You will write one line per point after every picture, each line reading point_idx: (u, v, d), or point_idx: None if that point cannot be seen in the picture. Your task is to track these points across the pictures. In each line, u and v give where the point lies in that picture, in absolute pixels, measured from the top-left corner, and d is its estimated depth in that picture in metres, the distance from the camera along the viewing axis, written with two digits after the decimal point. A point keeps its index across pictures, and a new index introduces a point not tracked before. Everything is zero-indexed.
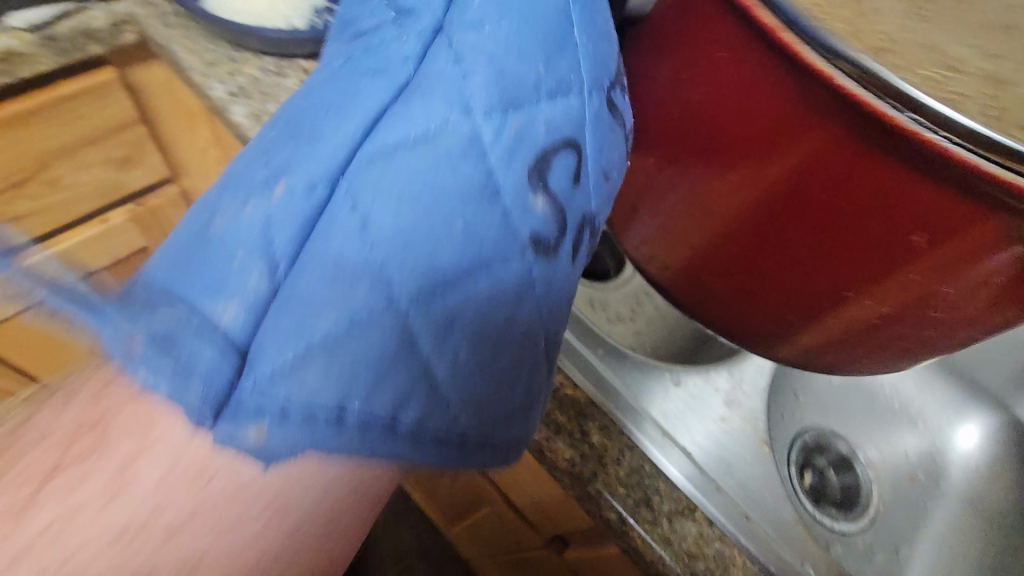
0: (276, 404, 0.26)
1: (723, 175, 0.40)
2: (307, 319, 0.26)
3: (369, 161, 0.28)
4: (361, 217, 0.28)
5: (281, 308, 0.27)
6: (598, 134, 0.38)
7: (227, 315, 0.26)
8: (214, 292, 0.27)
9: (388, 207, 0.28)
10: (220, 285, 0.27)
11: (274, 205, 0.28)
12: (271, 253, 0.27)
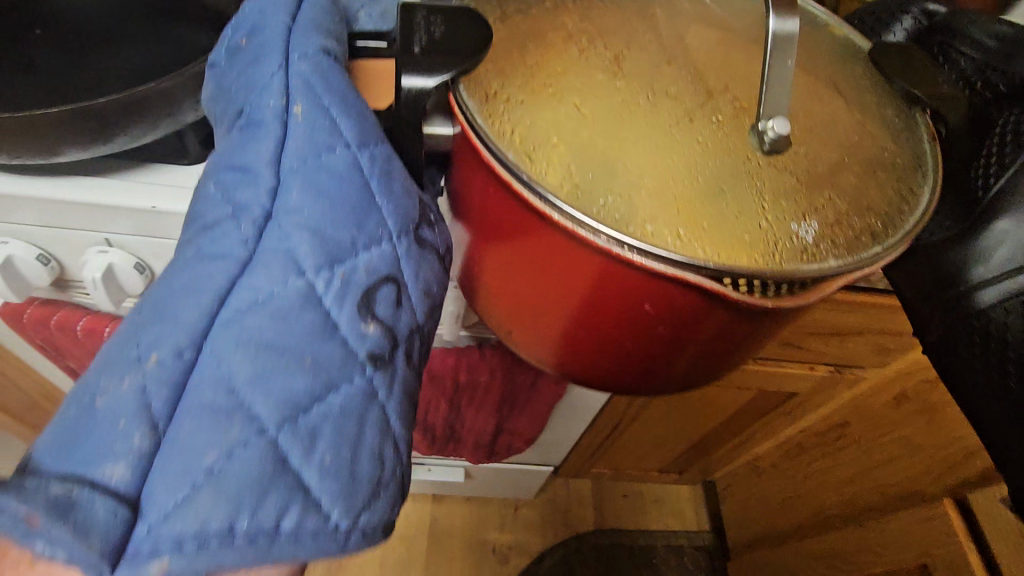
0: (174, 545, 0.17)
1: (547, 263, 0.25)
2: (191, 452, 0.18)
3: (234, 319, 0.20)
4: (337, 332, 0.22)
5: (172, 519, 0.17)
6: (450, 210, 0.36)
7: (121, 465, 0.17)
8: (184, 441, 0.18)
9: (319, 314, 0.21)
10: (171, 431, 0.18)
11: (149, 370, 0.19)
12: (205, 475, 0.18)
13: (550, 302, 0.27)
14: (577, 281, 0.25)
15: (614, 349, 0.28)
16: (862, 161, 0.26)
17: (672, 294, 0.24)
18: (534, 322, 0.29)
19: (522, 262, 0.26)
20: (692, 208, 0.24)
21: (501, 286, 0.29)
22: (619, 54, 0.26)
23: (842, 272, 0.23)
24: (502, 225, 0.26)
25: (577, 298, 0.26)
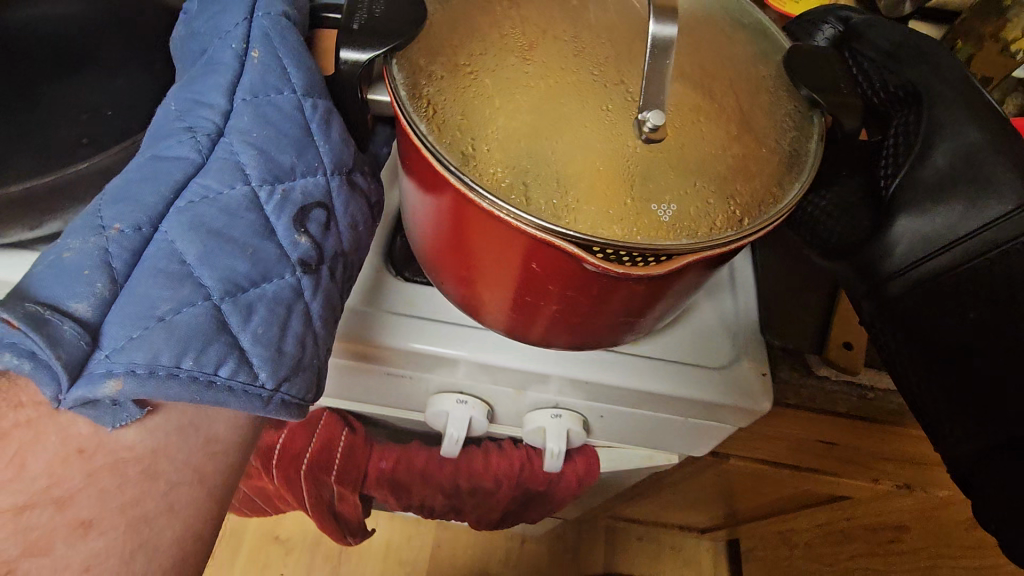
0: (128, 368, 0.24)
1: (457, 212, 0.31)
2: (143, 297, 0.25)
3: (189, 208, 0.27)
4: (271, 233, 0.28)
5: (126, 349, 0.24)
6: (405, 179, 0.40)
7: (85, 301, 0.24)
8: (149, 300, 0.25)
9: (258, 218, 0.28)
10: (138, 284, 0.25)
11: (112, 238, 0.26)
12: (158, 320, 0.25)
13: (467, 247, 0.33)
14: (478, 229, 0.31)
15: (521, 291, 0.33)
16: (742, 151, 0.30)
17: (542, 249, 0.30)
18: (461, 266, 0.35)
19: (443, 211, 0.32)
20: (571, 182, 0.28)
21: (435, 235, 0.35)
22: (535, 40, 0.30)
23: (696, 254, 0.27)
24: (425, 178, 0.32)
25: (503, 259, 0.32)
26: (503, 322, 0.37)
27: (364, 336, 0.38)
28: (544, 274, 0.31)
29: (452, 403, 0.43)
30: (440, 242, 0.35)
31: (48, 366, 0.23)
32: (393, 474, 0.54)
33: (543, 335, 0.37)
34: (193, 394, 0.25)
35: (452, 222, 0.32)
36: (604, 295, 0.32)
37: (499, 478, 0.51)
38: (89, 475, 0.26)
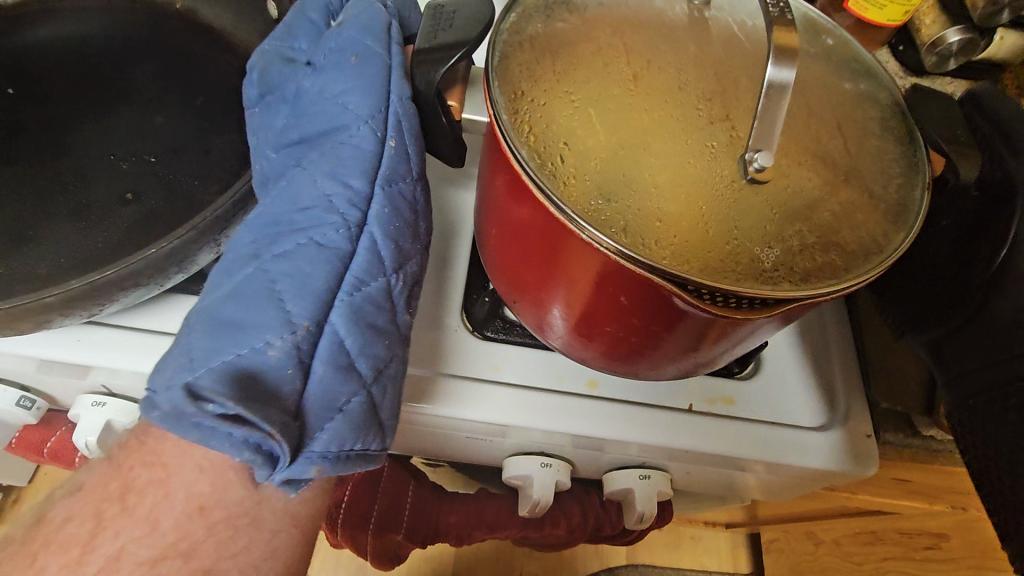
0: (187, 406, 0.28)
1: (544, 229, 0.31)
2: (226, 339, 0.30)
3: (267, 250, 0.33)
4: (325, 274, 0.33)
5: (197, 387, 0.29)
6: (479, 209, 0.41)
7: (188, 338, 0.31)
8: (234, 360, 0.30)
9: (314, 260, 0.33)
10: (225, 346, 0.30)
11: (220, 282, 0.33)
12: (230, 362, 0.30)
13: (547, 264, 0.34)
14: (559, 253, 0.32)
15: (591, 315, 0.35)
16: (847, 191, 0.29)
17: (628, 278, 0.30)
18: (543, 285, 0.35)
19: (529, 230, 0.33)
20: (671, 219, 0.28)
21: (520, 252, 0.35)
22: (639, 70, 0.30)
23: (795, 300, 0.26)
24: (517, 198, 0.32)
25: (605, 293, 0.32)
26: (579, 346, 0.38)
27: (447, 401, 0.41)
28: (619, 303, 0.32)
29: (536, 466, 0.45)
30: (523, 257, 0.35)
31: (151, 399, 0.29)
32: (460, 529, 0.52)
33: (614, 360, 0.38)
34: (258, 445, 0.29)
35: (556, 257, 0.33)
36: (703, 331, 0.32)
37: (571, 526, 0.52)
38: (215, 518, 0.32)
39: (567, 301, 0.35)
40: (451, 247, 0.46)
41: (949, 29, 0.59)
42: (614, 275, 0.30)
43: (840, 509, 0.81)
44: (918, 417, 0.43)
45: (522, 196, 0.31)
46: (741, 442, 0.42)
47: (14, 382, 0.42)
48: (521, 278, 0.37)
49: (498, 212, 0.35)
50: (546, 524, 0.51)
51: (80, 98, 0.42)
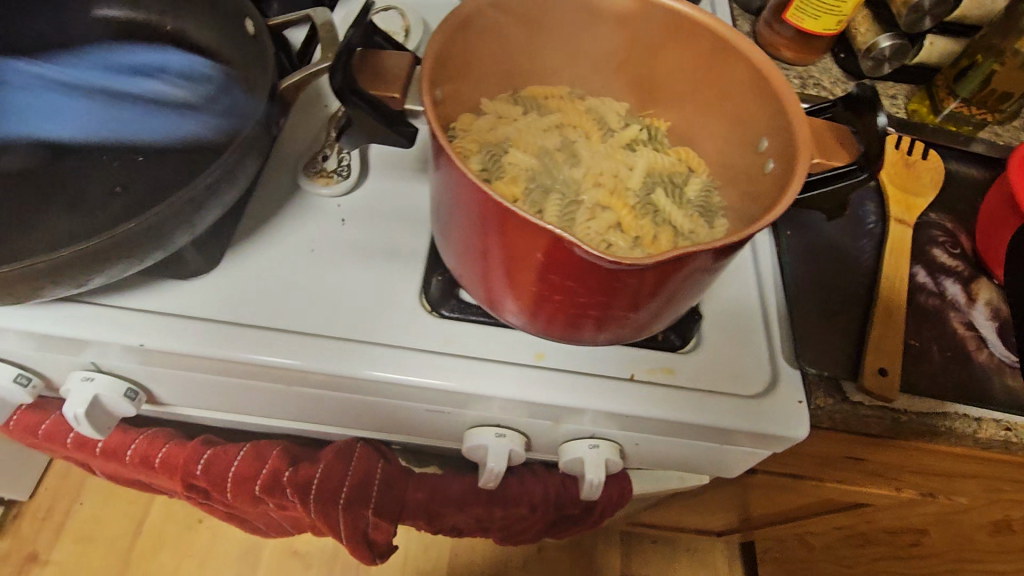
0: None
1: (472, 201, 0.37)
2: None
3: None
4: None
5: None
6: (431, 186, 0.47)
7: None
8: None
9: None
10: None
11: None
12: None
13: (483, 235, 0.39)
14: (489, 223, 0.37)
15: (528, 279, 0.39)
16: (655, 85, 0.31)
17: (542, 240, 0.35)
18: (487, 260, 0.40)
19: (464, 204, 0.38)
20: None
21: (461, 228, 0.40)
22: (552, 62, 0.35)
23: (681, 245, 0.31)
24: (450, 176, 0.37)
25: (534, 257, 0.37)
26: (526, 315, 0.43)
27: (401, 369, 0.45)
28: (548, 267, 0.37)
29: (492, 436, 0.47)
30: (465, 230, 0.40)
31: None
32: (428, 506, 0.54)
33: (555, 323, 0.43)
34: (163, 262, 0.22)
35: (493, 227, 0.37)
36: (622, 286, 0.37)
37: (533, 505, 0.54)
38: None
39: (508, 268, 0.39)
40: (413, 234, 0.50)
41: (881, 35, 0.64)
42: (534, 239, 0.35)
43: (814, 500, 0.84)
44: (845, 384, 0.46)
45: (450, 174, 0.37)
46: (677, 404, 0.46)
47: (13, 363, 0.46)
48: (466, 248, 0.41)
49: (442, 193, 0.40)
50: (508, 502, 0.54)
51: (78, 109, 0.47)
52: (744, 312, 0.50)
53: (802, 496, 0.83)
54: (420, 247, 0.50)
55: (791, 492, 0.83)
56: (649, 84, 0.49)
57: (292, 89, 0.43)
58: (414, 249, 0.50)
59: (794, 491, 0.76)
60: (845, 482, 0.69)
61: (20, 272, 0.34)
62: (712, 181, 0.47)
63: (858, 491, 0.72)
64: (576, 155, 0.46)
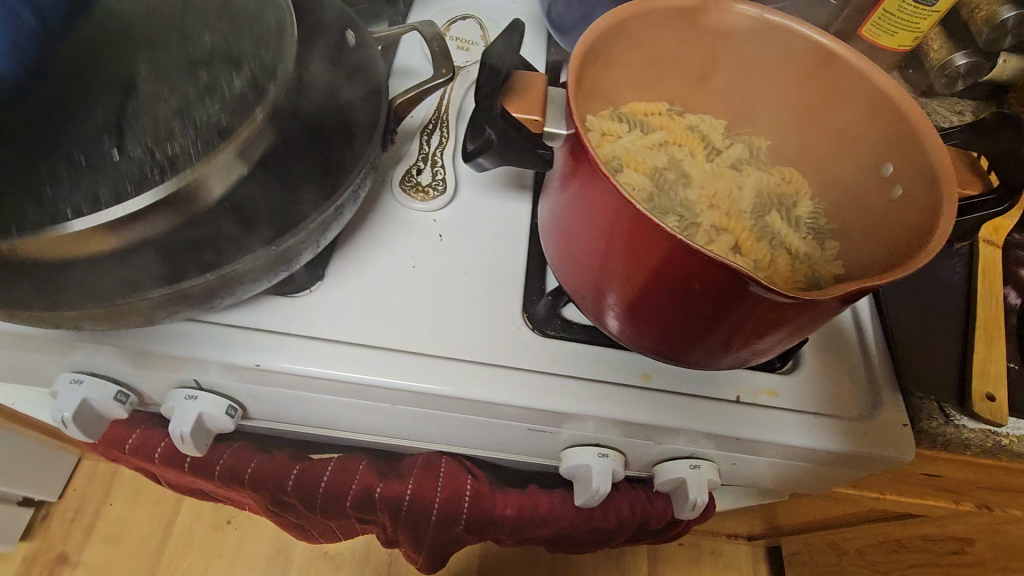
0: None
1: (615, 218, 0.37)
2: None
3: None
4: None
5: None
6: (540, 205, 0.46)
7: None
8: None
9: None
10: None
11: None
12: None
13: (619, 252, 0.39)
14: (630, 240, 0.37)
15: (659, 297, 0.40)
16: None
17: (690, 260, 0.35)
18: (616, 277, 0.41)
19: (604, 222, 0.38)
20: None
21: (594, 243, 0.40)
22: None
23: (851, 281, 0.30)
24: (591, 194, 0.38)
25: (673, 277, 0.37)
26: (643, 334, 0.43)
27: (510, 390, 0.44)
28: (686, 288, 0.37)
29: (594, 456, 0.48)
30: (598, 245, 0.40)
31: None
32: (514, 522, 0.54)
33: (674, 343, 0.43)
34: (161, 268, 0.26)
35: (633, 247, 0.37)
36: (764, 308, 0.37)
37: (620, 521, 0.54)
38: None
39: (638, 284, 0.40)
40: (509, 253, 0.50)
41: (957, 53, 0.64)
42: (680, 260, 0.36)
43: (864, 509, 0.84)
44: (947, 407, 0.47)
45: (592, 192, 0.37)
46: (783, 427, 0.46)
47: (112, 380, 0.46)
48: (593, 263, 0.42)
49: (573, 209, 0.40)
50: (596, 518, 0.54)
51: None
52: (842, 332, 0.50)
53: (852, 506, 0.84)
54: (517, 266, 0.49)
55: (841, 502, 0.84)
56: (752, 105, 0.49)
57: (405, 106, 0.44)
58: (512, 267, 0.49)
59: (851, 502, 0.76)
60: (908, 496, 0.70)
61: (161, 293, 0.33)
62: (819, 203, 0.47)
63: (917, 503, 0.73)
64: (687, 176, 0.45)
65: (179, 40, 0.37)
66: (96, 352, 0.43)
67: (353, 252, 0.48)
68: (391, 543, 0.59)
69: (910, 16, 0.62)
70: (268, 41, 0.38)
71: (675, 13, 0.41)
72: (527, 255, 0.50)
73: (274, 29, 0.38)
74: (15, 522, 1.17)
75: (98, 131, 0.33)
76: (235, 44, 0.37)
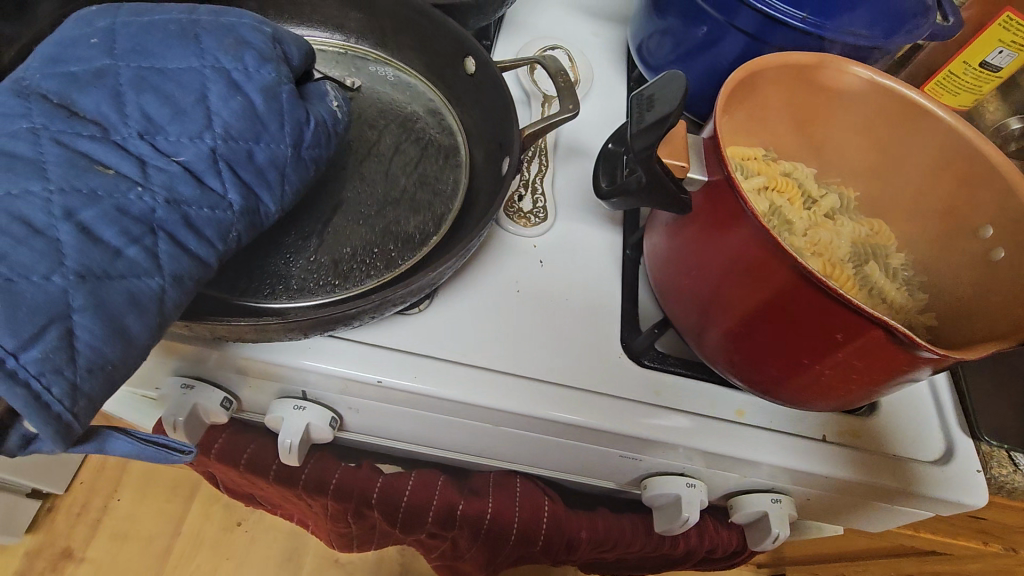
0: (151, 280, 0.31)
1: (743, 259, 0.39)
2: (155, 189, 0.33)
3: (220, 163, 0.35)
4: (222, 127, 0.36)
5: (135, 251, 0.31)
6: (651, 241, 0.49)
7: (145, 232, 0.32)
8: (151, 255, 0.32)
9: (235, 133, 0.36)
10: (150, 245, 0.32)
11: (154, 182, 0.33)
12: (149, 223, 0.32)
13: (738, 295, 0.41)
14: (754, 284, 0.39)
15: (774, 345, 0.41)
16: None
17: (818, 309, 0.37)
18: (729, 320, 0.42)
19: (728, 263, 0.40)
20: None
21: (712, 285, 0.42)
22: None
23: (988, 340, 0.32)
24: (722, 234, 0.40)
25: (797, 324, 0.38)
26: (745, 378, 0.45)
27: (609, 419, 0.45)
28: (809, 339, 0.38)
29: (682, 485, 0.50)
30: (717, 287, 0.42)
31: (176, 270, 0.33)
32: (585, 545, 0.55)
33: (777, 392, 0.44)
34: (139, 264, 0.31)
35: (757, 291, 0.39)
36: (886, 369, 0.37)
37: (688, 548, 0.56)
38: None
39: (753, 330, 0.41)
40: (605, 281, 0.52)
41: (1012, 117, 0.68)
42: (810, 307, 0.37)
43: (888, 544, 0.87)
44: (1018, 457, 0.50)
45: (723, 232, 0.40)
46: (868, 469, 0.47)
47: (216, 384, 0.46)
48: (705, 302, 0.44)
49: (694, 250, 0.43)
50: (665, 544, 0.55)
51: None
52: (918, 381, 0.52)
53: (879, 541, 0.86)
54: (613, 298, 0.51)
55: (867, 536, 0.86)
56: (845, 156, 0.51)
57: (532, 137, 0.44)
58: (607, 298, 0.51)
59: (883, 537, 0.78)
60: (944, 535, 0.72)
61: (312, 319, 0.35)
62: (910, 257, 0.49)
63: (949, 540, 0.75)
64: (792, 221, 0.47)
65: (382, 175, 0.47)
66: (203, 358, 0.43)
67: (459, 274, 0.50)
68: (454, 558, 0.60)
69: (975, 79, 0.65)
70: (445, 192, 0.47)
71: (793, 69, 0.45)
72: (621, 286, 0.52)
73: (450, 186, 0.48)
74: (21, 514, 1.14)
75: (306, 237, 0.43)
76: (418, 192, 0.47)
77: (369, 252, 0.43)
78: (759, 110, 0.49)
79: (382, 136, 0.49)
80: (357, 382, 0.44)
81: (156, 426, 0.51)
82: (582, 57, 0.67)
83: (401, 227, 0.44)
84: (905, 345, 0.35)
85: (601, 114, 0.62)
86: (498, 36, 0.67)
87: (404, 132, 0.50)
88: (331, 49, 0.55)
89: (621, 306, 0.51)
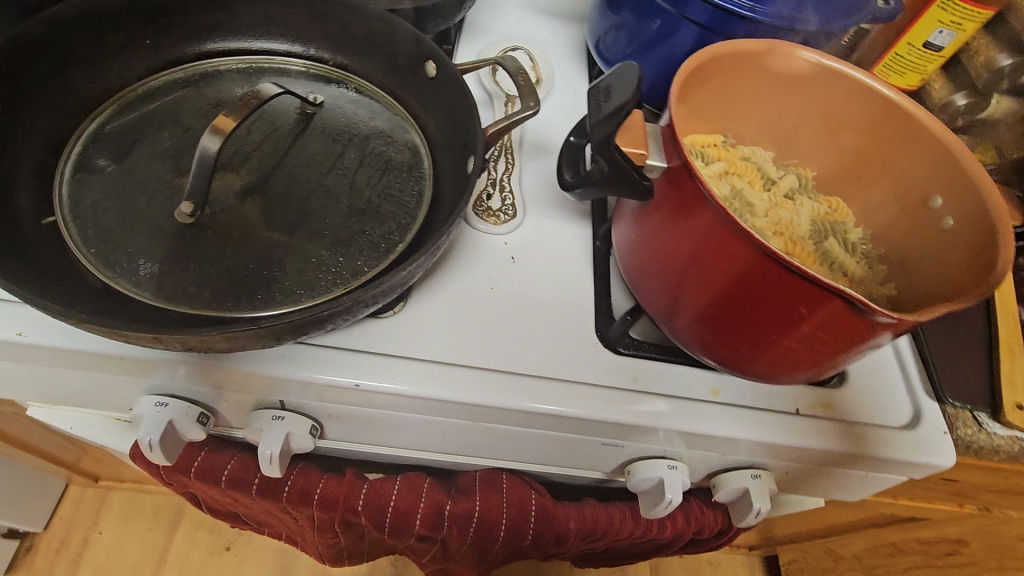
0: None
1: (704, 240, 0.40)
2: None
3: None
4: None
5: None
6: (619, 231, 0.50)
7: None
8: None
9: None
10: None
11: None
12: None
13: (702, 276, 0.42)
14: (716, 263, 0.40)
15: (740, 321, 0.42)
16: None
17: (778, 282, 0.38)
18: (696, 301, 0.44)
19: (691, 245, 0.41)
20: None
21: (678, 268, 0.43)
22: None
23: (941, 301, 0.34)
24: (682, 218, 0.41)
25: (759, 298, 0.39)
26: (716, 357, 0.46)
27: (587, 406, 0.46)
28: (772, 312, 0.40)
29: (664, 468, 0.51)
30: (682, 270, 0.43)
31: None
32: (574, 536, 0.56)
33: (748, 368, 0.45)
34: None
35: (719, 271, 0.40)
36: (845, 336, 0.39)
37: (675, 531, 0.56)
38: None
39: (719, 309, 0.42)
40: (576, 274, 0.52)
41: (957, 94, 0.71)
42: (770, 282, 0.38)
43: (869, 513, 0.89)
44: (982, 416, 0.52)
45: (684, 216, 0.41)
46: (841, 438, 0.49)
47: (192, 400, 0.46)
48: (671, 285, 0.45)
49: (659, 235, 0.44)
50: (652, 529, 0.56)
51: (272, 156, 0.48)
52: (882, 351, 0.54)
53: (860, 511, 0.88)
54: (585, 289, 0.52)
55: (849, 508, 0.89)
56: (800, 139, 0.53)
57: (495, 134, 0.45)
58: (579, 290, 0.52)
59: (864, 506, 0.81)
60: (921, 500, 0.74)
61: (281, 325, 0.35)
62: (868, 232, 0.51)
63: (926, 505, 0.78)
64: (754, 202, 0.48)
65: (347, 186, 0.47)
66: (175, 374, 0.43)
67: (433, 274, 0.50)
68: (445, 560, 0.60)
69: (918, 59, 0.68)
70: (411, 198, 0.48)
71: (744, 55, 0.46)
72: (592, 278, 0.53)
73: (415, 193, 0.48)
74: None
75: (271, 250, 0.43)
76: (383, 201, 0.47)
77: (337, 260, 0.43)
78: (715, 97, 0.50)
79: (346, 150, 0.50)
80: (335, 388, 0.44)
81: (132, 448, 0.50)
82: (541, 55, 0.68)
83: (369, 236, 0.45)
84: (860, 311, 0.36)
85: (563, 110, 0.63)
86: (459, 39, 0.68)
87: (369, 142, 0.51)
88: (294, 66, 0.55)
89: (593, 296, 0.52)
